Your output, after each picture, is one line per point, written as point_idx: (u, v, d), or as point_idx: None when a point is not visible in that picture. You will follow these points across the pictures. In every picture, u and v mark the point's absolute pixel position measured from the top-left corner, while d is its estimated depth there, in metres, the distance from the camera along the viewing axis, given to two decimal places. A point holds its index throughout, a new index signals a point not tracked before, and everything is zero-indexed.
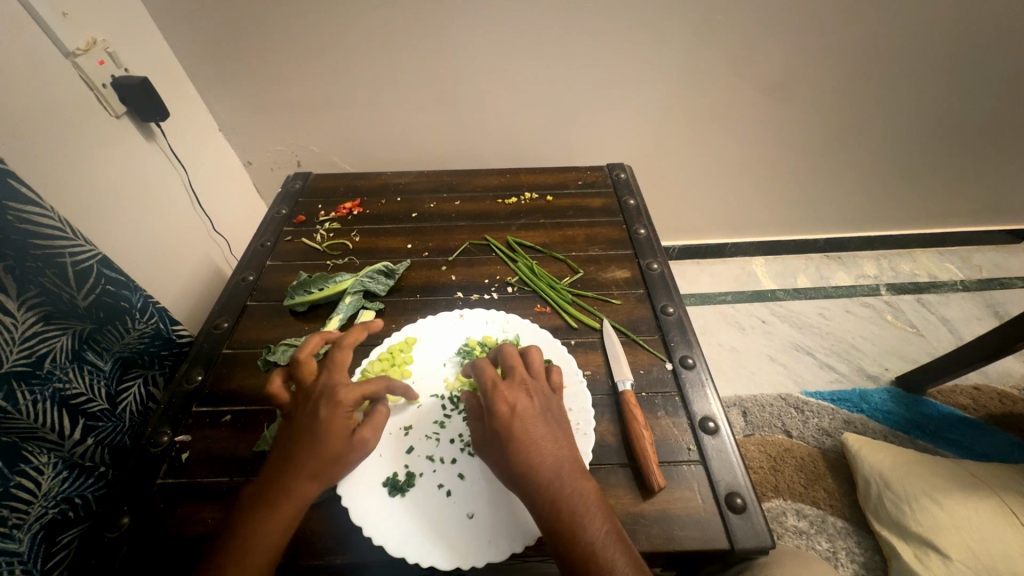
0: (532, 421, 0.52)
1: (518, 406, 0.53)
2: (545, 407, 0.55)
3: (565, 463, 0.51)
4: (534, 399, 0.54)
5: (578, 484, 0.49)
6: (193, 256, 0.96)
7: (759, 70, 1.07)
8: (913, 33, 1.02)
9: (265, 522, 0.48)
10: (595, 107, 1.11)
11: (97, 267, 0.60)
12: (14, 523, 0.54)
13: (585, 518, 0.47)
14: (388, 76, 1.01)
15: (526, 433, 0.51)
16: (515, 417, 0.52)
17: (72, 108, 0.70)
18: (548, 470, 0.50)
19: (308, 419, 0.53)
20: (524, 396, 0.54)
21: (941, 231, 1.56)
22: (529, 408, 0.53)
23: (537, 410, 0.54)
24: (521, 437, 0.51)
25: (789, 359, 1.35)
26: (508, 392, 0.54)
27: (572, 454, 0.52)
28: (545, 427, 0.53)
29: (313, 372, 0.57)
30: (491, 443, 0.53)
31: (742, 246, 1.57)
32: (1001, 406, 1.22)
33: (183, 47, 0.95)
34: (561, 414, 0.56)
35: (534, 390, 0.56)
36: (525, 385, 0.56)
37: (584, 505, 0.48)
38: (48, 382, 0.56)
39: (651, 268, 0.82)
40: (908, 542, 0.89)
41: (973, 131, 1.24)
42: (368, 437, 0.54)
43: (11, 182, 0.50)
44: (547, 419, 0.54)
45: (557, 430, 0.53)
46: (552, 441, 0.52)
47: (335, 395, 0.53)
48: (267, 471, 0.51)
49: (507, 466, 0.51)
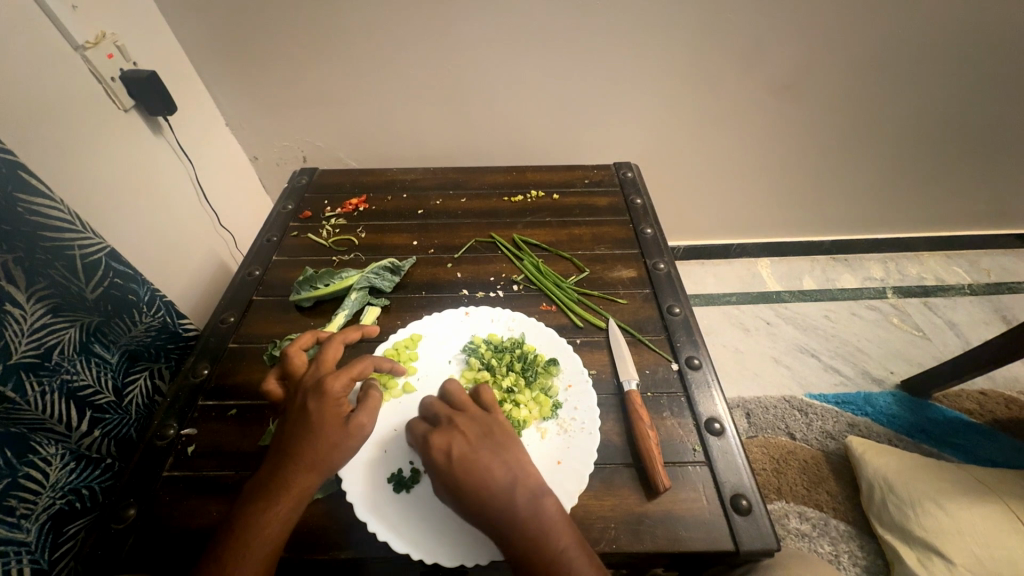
0: (472, 456, 0.50)
1: (452, 446, 0.51)
2: (482, 435, 0.53)
3: (518, 488, 0.49)
4: (468, 435, 0.52)
5: (534, 506, 0.49)
6: (200, 250, 0.96)
7: (768, 70, 1.06)
8: (924, 34, 1.01)
9: (264, 515, 0.48)
10: (603, 105, 1.10)
11: (105, 259, 0.61)
12: (22, 513, 0.54)
13: (549, 537, 0.47)
14: (395, 72, 1.01)
15: (469, 470, 0.50)
16: (453, 461, 0.50)
17: (81, 101, 0.71)
18: (500, 501, 0.48)
19: (297, 412, 0.53)
20: (456, 435, 0.52)
21: (950, 234, 1.55)
22: (465, 444, 0.51)
23: (473, 442, 0.52)
24: (463, 480, 0.49)
25: (793, 361, 1.35)
26: (440, 436, 0.52)
27: (525, 476, 0.50)
28: (489, 455, 0.51)
29: (301, 366, 0.59)
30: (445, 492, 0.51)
31: (748, 247, 1.56)
32: (1008, 411, 1.22)
33: (191, 41, 0.95)
34: (506, 434, 0.54)
35: (467, 422, 0.53)
36: (455, 422, 0.53)
37: (546, 526, 0.48)
38: (56, 373, 0.57)
39: (657, 268, 0.82)
40: (912, 548, 0.88)
41: (984, 133, 1.23)
42: (364, 421, 0.54)
43: (22, 174, 0.51)
44: (489, 450, 0.51)
45: (503, 455, 0.51)
46: (497, 468, 0.50)
47: (322, 384, 0.54)
48: (265, 467, 0.51)
49: (467, 511, 0.49)
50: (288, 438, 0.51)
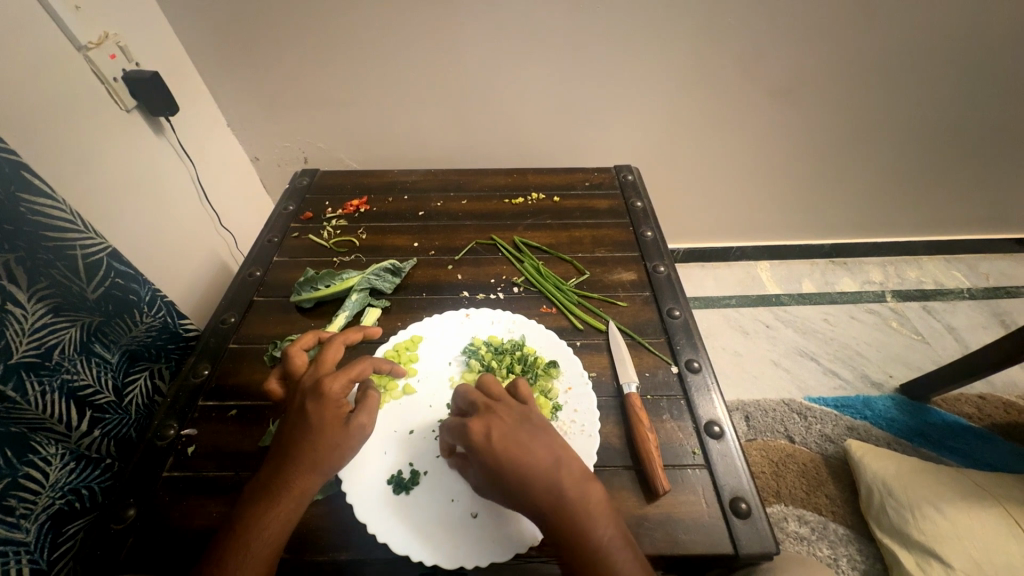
0: (513, 438, 0.49)
1: (492, 430, 0.50)
2: (521, 421, 0.51)
3: (561, 471, 0.48)
4: (507, 418, 0.51)
5: (580, 490, 0.48)
6: (201, 250, 0.96)
7: (768, 74, 1.07)
8: (924, 39, 1.02)
9: (264, 517, 0.48)
10: (603, 109, 1.11)
11: (107, 260, 0.61)
12: (21, 513, 0.55)
13: (594, 522, 0.46)
14: (397, 74, 1.02)
15: (511, 454, 0.48)
16: (494, 444, 0.49)
17: (85, 102, 0.71)
18: (544, 485, 0.47)
19: (297, 412, 0.53)
20: (495, 420, 0.51)
21: (949, 238, 1.55)
22: (505, 429, 0.50)
23: (514, 428, 0.50)
24: (508, 464, 0.48)
25: (792, 364, 1.35)
26: (479, 420, 0.51)
27: (567, 461, 0.49)
28: (529, 441, 0.49)
29: (302, 367, 0.59)
30: (484, 476, 0.49)
31: (748, 250, 1.56)
32: (1006, 415, 1.22)
33: (194, 43, 0.95)
34: (545, 421, 0.53)
35: (505, 410, 0.52)
36: (493, 408, 0.52)
37: (589, 511, 0.47)
38: (57, 372, 0.57)
39: (657, 270, 0.82)
40: (911, 551, 0.89)
41: (983, 138, 1.23)
42: (364, 422, 0.54)
43: (26, 175, 0.51)
44: (529, 431, 0.50)
45: (544, 438, 0.50)
46: (539, 452, 0.49)
47: (319, 386, 0.54)
48: (266, 468, 0.51)
49: (506, 494, 0.48)
50: (285, 440, 0.51)
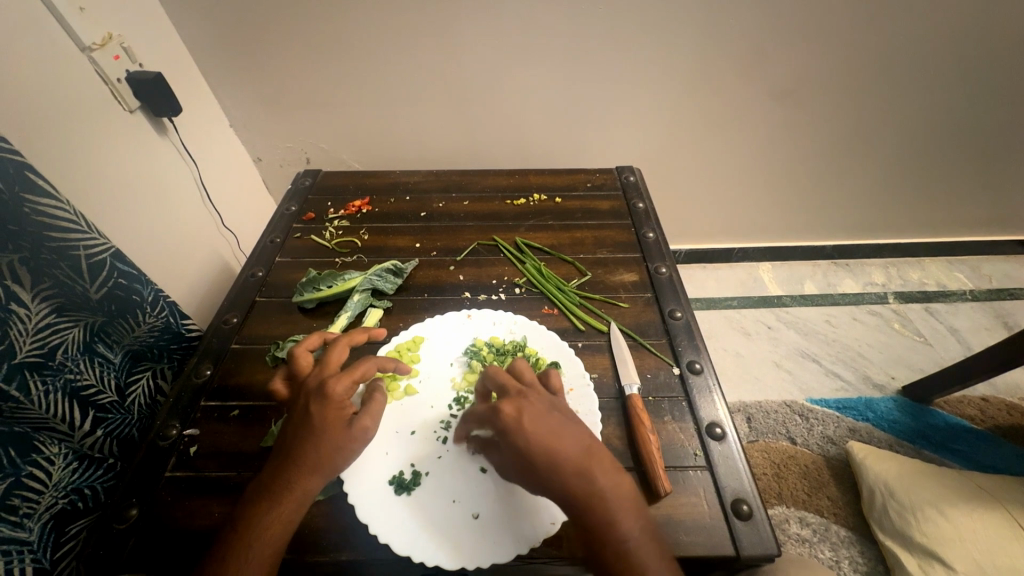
0: (546, 423, 0.49)
1: (524, 413, 0.49)
2: (550, 408, 0.51)
3: (589, 459, 0.48)
4: (538, 403, 0.51)
5: (609, 477, 0.48)
6: (203, 251, 0.97)
7: (770, 75, 1.06)
8: (927, 40, 1.02)
9: (266, 517, 0.48)
10: (605, 110, 1.11)
11: (110, 260, 0.61)
12: (25, 512, 0.55)
13: (621, 510, 0.46)
14: (399, 75, 1.02)
15: (541, 439, 0.48)
16: (525, 428, 0.48)
17: (88, 102, 0.71)
18: (578, 470, 0.47)
19: (301, 413, 0.53)
20: (526, 405, 0.50)
21: (952, 240, 1.55)
22: (536, 414, 0.49)
23: (544, 413, 0.50)
24: (542, 447, 0.47)
25: (794, 366, 1.35)
26: (510, 403, 0.50)
27: (595, 450, 0.49)
28: (561, 427, 0.49)
29: (307, 368, 0.59)
30: (515, 458, 0.49)
31: (750, 252, 1.56)
32: (1009, 417, 1.21)
33: (197, 43, 0.95)
34: (570, 412, 0.53)
35: (534, 396, 0.52)
36: (523, 394, 0.52)
37: (615, 499, 0.47)
38: (60, 372, 0.57)
39: (659, 272, 0.82)
40: (913, 554, 0.88)
41: (986, 139, 1.23)
42: (367, 424, 0.54)
43: (29, 176, 0.51)
44: (559, 418, 0.50)
45: (572, 426, 0.50)
46: (569, 438, 0.48)
47: (324, 386, 0.53)
48: (269, 468, 0.51)
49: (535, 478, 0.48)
50: (291, 439, 0.52)
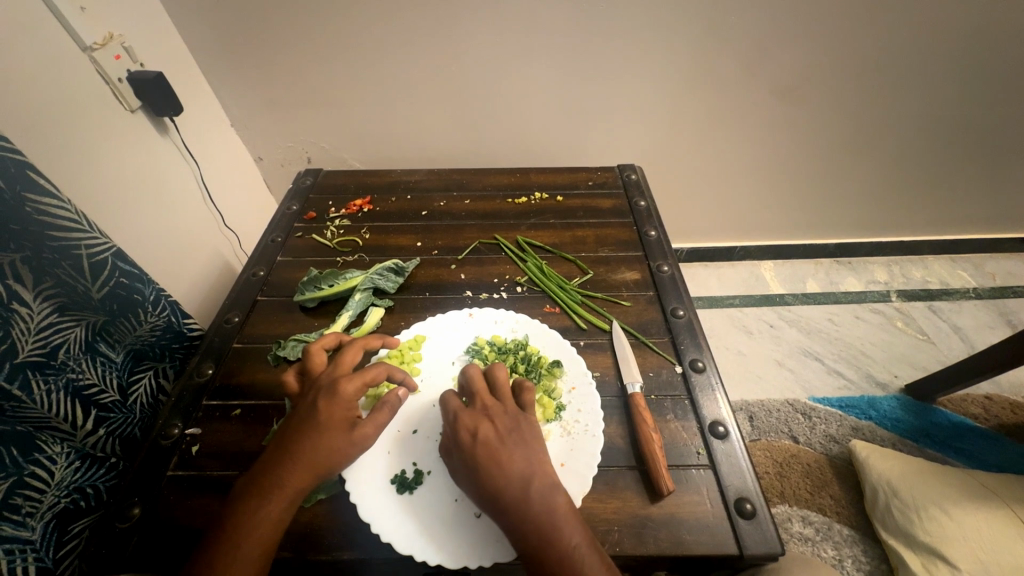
0: (497, 442, 0.52)
1: (478, 431, 0.52)
2: (510, 426, 0.54)
3: (535, 477, 0.50)
4: (496, 421, 0.54)
5: (549, 499, 0.49)
6: (204, 250, 0.96)
7: (772, 73, 1.06)
8: (930, 36, 1.01)
9: (256, 515, 0.48)
10: (606, 107, 1.10)
11: (112, 259, 0.61)
12: (27, 511, 0.55)
13: (560, 532, 0.47)
14: (400, 74, 1.02)
15: (491, 451, 0.51)
16: (477, 440, 0.52)
17: (89, 102, 0.71)
18: (517, 490, 0.49)
19: (307, 408, 0.53)
20: (485, 420, 0.54)
21: (955, 237, 1.54)
22: (493, 430, 0.53)
23: (500, 432, 0.53)
24: (485, 464, 0.50)
25: (796, 364, 1.34)
26: (469, 420, 0.54)
27: (545, 469, 0.51)
28: (513, 447, 0.52)
29: (321, 365, 0.59)
30: (465, 473, 0.52)
31: (751, 250, 1.55)
32: (1013, 416, 1.21)
33: (197, 42, 0.95)
34: (533, 429, 0.54)
35: (499, 412, 0.55)
36: (487, 409, 0.55)
37: (556, 520, 0.48)
38: (62, 372, 0.57)
39: (661, 270, 0.82)
40: (916, 552, 0.88)
41: (989, 137, 1.22)
42: (368, 433, 0.54)
43: (31, 174, 0.51)
44: (514, 437, 0.53)
45: (526, 445, 0.52)
46: (517, 458, 0.51)
47: (335, 385, 0.54)
48: (258, 466, 0.51)
49: (482, 491, 0.50)
50: (290, 433, 0.52)
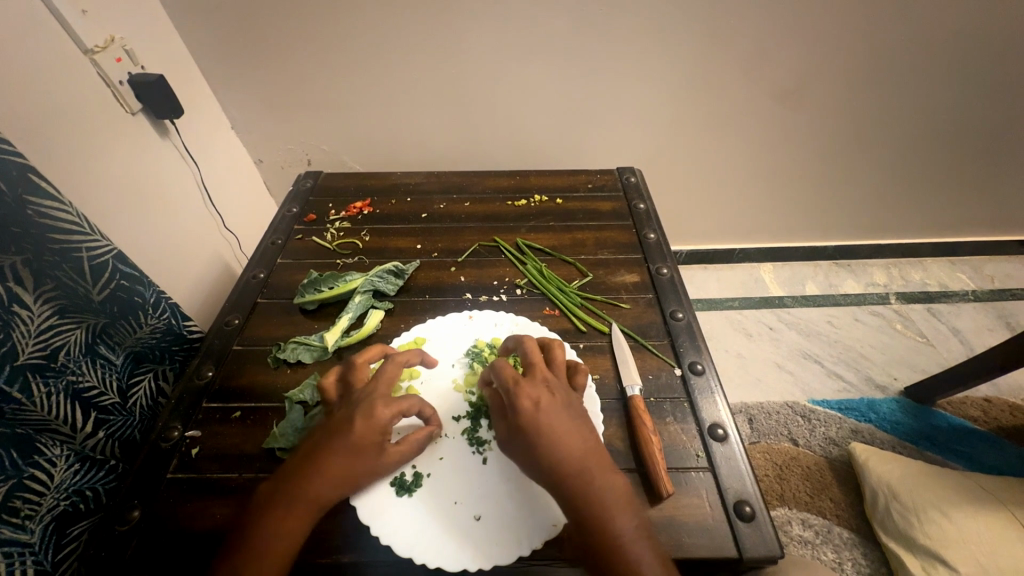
0: (558, 415, 0.53)
1: (541, 402, 0.53)
2: (567, 401, 0.55)
3: (591, 455, 0.51)
4: (555, 393, 0.55)
5: (606, 480, 0.50)
6: (204, 253, 0.96)
7: (770, 76, 1.06)
8: (926, 40, 1.02)
9: (276, 527, 0.48)
10: (605, 110, 1.10)
11: (112, 262, 0.61)
12: (26, 514, 0.55)
13: (616, 511, 0.48)
14: (399, 77, 1.02)
15: (552, 423, 0.52)
16: (540, 412, 0.52)
17: (91, 105, 0.71)
18: (577, 465, 0.50)
19: (342, 424, 0.53)
20: (546, 390, 0.54)
21: (954, 240, 1.54)
22: (553, 402, 0.54)
23: (559, 405, 0.54)
24: (547, 434, 0.51)
25: (795, 366, 1.34)
26: (530, 390, 0.54)
27: (598, 451, 0.52)
28: (571, 423, 0.53)
29: (365, 378, 0.58)
30: (521, 441, 0.52)
31: (751, 253, 1.56)
32: (1012, 418, 1.21)
33: (197, 45, 0.96)
34: (584, 412, 0.55)
35: (557, 385, 0.56)
36: (546, 381, 0.56)
37: (612, 499, 0.49)
38: (62, 374, 0.57)
39: (660, 272, 0.82)
40: (916, 556, 0.88)
41: (986, 140, 1.23)
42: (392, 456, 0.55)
43: (32, 177, 0.51)
44: (571, 412, 0.54)
45: (581, 424, 0.53)
46: (576, 433, 0.52)
47: (371, 407, 0.53)
48: (279, 476, 0.51)
49: (540, 461, 0.51)
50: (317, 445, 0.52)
